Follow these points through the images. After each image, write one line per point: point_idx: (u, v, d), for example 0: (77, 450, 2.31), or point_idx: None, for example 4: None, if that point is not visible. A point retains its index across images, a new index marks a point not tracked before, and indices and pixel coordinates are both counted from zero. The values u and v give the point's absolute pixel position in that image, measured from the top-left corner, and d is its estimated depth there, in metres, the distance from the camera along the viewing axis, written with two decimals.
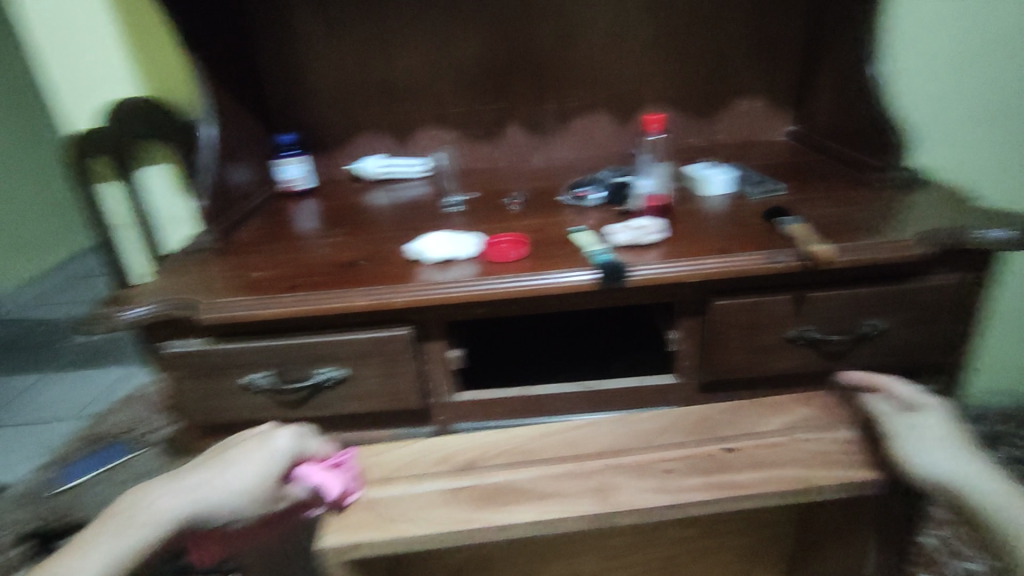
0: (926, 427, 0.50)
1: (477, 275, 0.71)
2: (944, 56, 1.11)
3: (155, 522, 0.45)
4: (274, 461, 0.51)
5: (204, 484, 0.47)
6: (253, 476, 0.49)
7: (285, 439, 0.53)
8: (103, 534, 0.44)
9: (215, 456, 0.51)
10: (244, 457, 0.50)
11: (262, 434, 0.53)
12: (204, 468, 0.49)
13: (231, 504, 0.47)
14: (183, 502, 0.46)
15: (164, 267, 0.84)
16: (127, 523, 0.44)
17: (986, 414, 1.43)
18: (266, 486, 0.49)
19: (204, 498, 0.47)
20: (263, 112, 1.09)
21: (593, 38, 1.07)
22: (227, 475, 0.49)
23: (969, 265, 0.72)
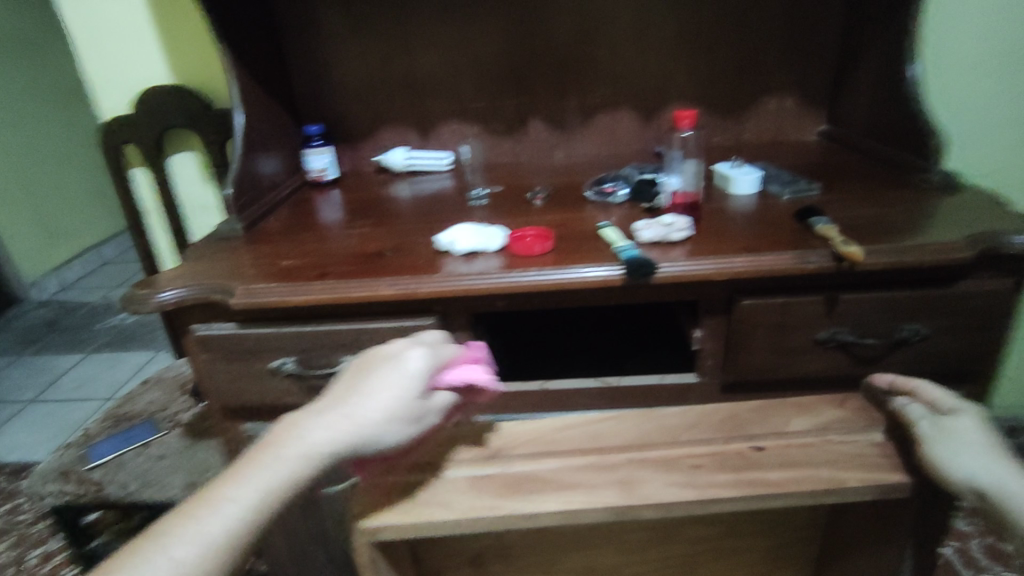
0: (959, 430, 0.50)
1: (503, 268, 0.71)
2: (980, 58, 1.08)
3: (305, 455, 0.44)
4: (413, 382, 0.48)
5: (347, 415, 0.46)
6: (396, 399, 0.47)
7: (419, 359, 0.50)
8: (257, 464, 0.43)
9: (352, 381, 0.49)
10: (381, 383, 0.48)
11: (393, 355, 0.50)
12: (344, 397, 0.47)
13: (377, 431, 0.46)
14: (327, 433, 0.45)
15: (195, 252, 0.85)
16: (277, 455, 0.44)
17: (1009, 425, 1.41)
18: (409, 407, 0.48)
19: (348, 428, 0.45)
20: (292, 102, 1.10)
21: (622, 34, 1.07)
22: (366, 404, 0.46)
23: (1007, 271, 0.71)
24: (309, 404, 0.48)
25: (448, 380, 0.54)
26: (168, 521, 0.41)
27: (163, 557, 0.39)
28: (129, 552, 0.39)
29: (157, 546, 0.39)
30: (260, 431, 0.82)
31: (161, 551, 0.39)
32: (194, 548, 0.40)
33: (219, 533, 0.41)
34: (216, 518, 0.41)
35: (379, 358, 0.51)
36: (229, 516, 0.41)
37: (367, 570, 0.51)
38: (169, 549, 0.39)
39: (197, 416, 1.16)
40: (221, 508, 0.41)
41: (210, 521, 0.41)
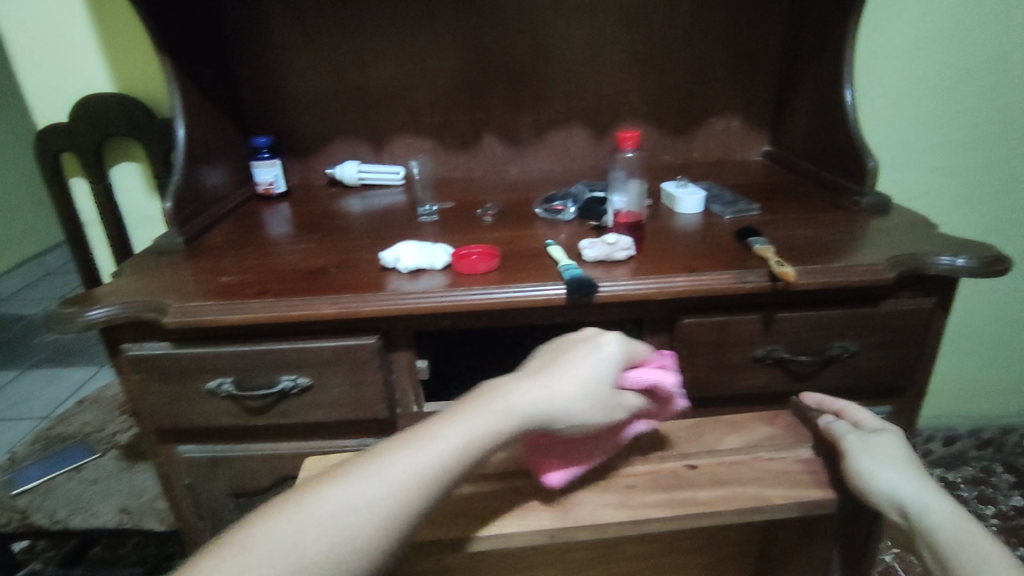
0: (882, 446, 0.53)
1: (447, 286, 0.71)
2: (911, 85, 1.14)
3: (508, 415, 0.45)
4: (604, 371, 0.50)
5: (544, 389, 0.47)
6: (590, 382, 0.49)
7: (612, 347, 0.51)
8: (462, 412, 0.45)
9: (549, 360, 0.51)
10: (579, 362, 0.49)
11: (587, 340, 0.52)
12: (542, 371, 0.49)
13: (572, 405, 0.47)
14: (527, 398, 0.46)
15: (131, 267, 0.82)
16: (481, 408, 0.45)
17: (945, 434, 1.47)
18: (602, 390, 0.49)
19: (544, 400, 0.46)
20: (240, 113, 1.08)
21: (574, 53, 1.08)
22: (563, 377, 0.48)
23: (931, 290, 0.74)
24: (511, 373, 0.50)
25: (634, 378, 0.52)
26: (382, 450, 0.44)
27: (381, 480, 0.41)
28: (352, 472, 0.42)
29: (377, 466, 0.42)
30: (197, 453, 0.79)
31: (378, 473, 0.42)
32: (405, 476, 0.42)
33: (426, 465, 0.42)
34: (426, 452, 0.43)
35: (573, 344, 0.52)
36: (433, 452, 0.43)
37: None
38: (383, 472, 0.42)
39: (136, 436, 1.11)
40: (432, 445, 0.43)
41: (422, 452, 0.43)
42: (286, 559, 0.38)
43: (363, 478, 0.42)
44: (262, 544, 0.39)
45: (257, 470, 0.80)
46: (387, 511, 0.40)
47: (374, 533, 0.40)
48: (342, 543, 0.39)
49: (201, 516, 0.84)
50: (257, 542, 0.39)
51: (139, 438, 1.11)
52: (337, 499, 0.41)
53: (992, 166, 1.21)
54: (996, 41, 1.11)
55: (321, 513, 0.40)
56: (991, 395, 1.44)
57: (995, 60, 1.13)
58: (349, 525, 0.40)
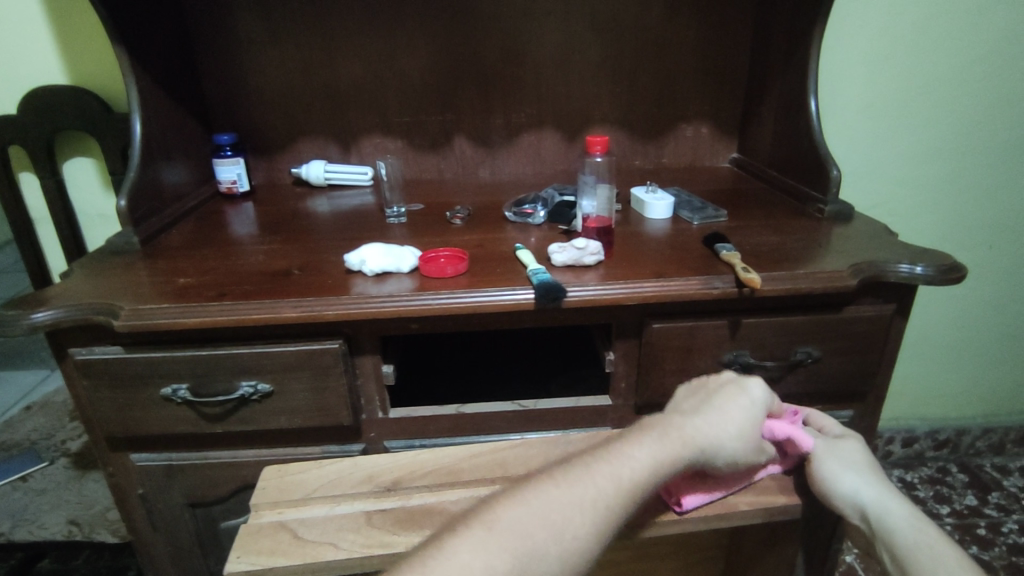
0: (845, 450, 0.54)
1: (414, 290, 0.69)
2: (872, 96, 1.17)
3: (685, 445, 0.49)
4: (760, 410, 0.53)
5: (712, 423, 0.51)
6: (747, 420, 0.52)
7: (759, 390, 0.54)
8: (646, 436, 0.49)
9: (703, 395, 0.54)
10: (736, 401, 0.53)
11: (734, 380, 0.56)
12: (706, 405, 0.53)
13: (735, 441, 0.51)
14: (701, 430, 0.50)
15: (83, 267, 0.79)
16: (662, 434, 0.49)
17: (904, 435, 1.51)
18: (757, 428, 0.53)
19: (714, 432, 0.50)
20: (202, 110, 1.05)
21: (545, 56, 1.08)
22: (726, 414, 0.52)
23: (891, 297, 0.76)
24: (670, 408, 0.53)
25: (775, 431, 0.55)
26: (581, 462, 0.48)
27: (590, 489, 0.45)
28: (559, 478, 0.46)
29: (582, 475, 0.46)
30: (151, 462, 0.76)
31: (584, 483, 0.46)
32: (610, 489, 0.45)
33: (626, 480, 0.46)
34: (617, 473, 0.46)
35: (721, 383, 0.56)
36: (629, 470, 0.47)
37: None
38: (588, 480, 0.46)
39: (87, 444, 1.07)
40: (628, 462, 0.47)
41: (622, 467, 0.47)
42: (519, 549, 0.41)
43: (574, 485, 0.46)
44: (497, 531, 0.42)
45: (215, 479, 0.77)
46: (599, 516, 0.44)
47: (590, 537, 0.44)
48: (564, 541, 0.43)
49: (155, 527, 0.81)
50: (493, 528, 0.43)
51: (90, 445, 1.06)
52: (554, 500, 0.44)
53: (949, 176, 1.24)
54: (952, 55, 1.15)
55: (543, 511, 0.44)
56: (947, 398, 1.49)
57: (952, 73, 1.16)
58: (569, 525, 0.43)
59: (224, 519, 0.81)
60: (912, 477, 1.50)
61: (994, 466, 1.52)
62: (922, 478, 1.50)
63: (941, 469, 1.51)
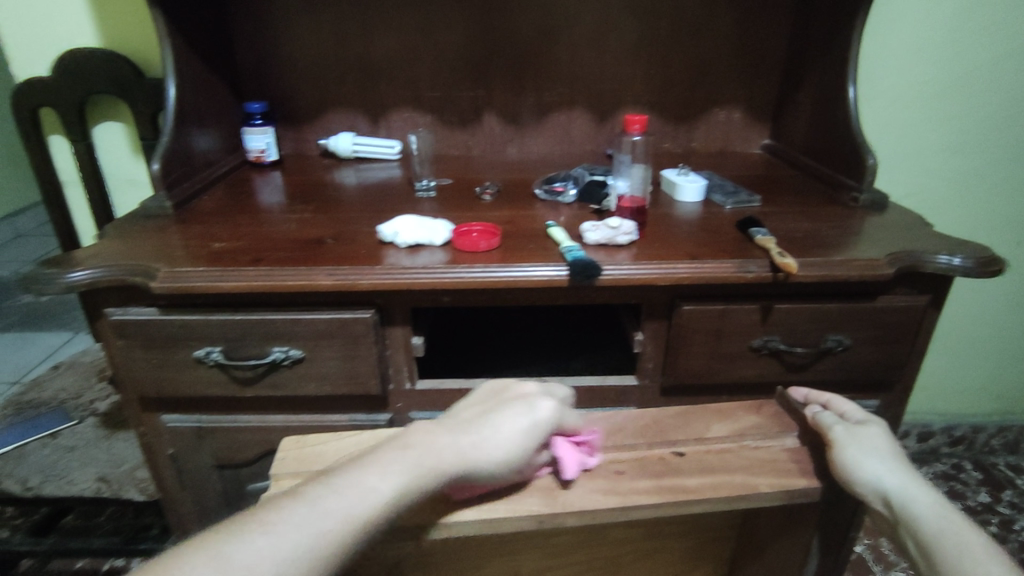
0: (866, 436, 0.52)
1: (448, 263, 0.70)
2: (912, 85, 1.15)
3: (440, 469, 0.46)
4: (540, 432, 0.51)
5: (477, 445, 0.48)
6: (521, 442, 0.49)
7: (547, 412, 0.52)
8: (399, 460, 0.46)
9: (483, 412, 0.52)
10: (515, 422, 0.50)
11: (528, 398, 0.54)
12: (478, 424, 0.50)
13: (499, 466, 0.48)
14: (464, 453, 0.47)
15: (116, 230, 0.79)
16: (415, 457, 0.46)
17: (920, 430, 1.50)
18: (533, 452, 0.50)
19: (474, 455, 0.47)
20: (234, 78, 1.04)
21: (579, 34, 1.07)
22: (498, 434, 0.49)
23: (925, 288, 0.75)
24: (442, 420, 0.50)
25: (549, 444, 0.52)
26: (310, 490, 0.44)
27: (310, 527, 0.42)
28: (273, 519, 0.42)
29: (309, 509, 0.42)
30: (181, 423, 0.77)
31: (311, 518, 0.42)
32: (333, 527, 0.42)
33: (359, 512, 0.43)
34: (350, 502, 0.43)
35: (512, 400, 0.54)
36: (368, 499, 0.43)
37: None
38: (314, 516, 0.42)
39: (115, 405, 1.09)
40: (367, 493, 0.44)
41: (361, 496, 0.43)
42: None
43: (294, 522, 0.42)
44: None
45: (243, 442, 0.78)
46: (314, 562, 0.41)
47: None
48: None
49: (183, 487, 0.82)
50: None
51: (118, 407, 1.09)
52: (257, 550, 0.40)
53: (986, 170, 1.22)
54: (999, 45, 1.12)
55: (249, 556, 0.40)
56: (964, 394, 1.48)
57: (997, 64, 1.13)
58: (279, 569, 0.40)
59: (251, 482, 0.83)
60: (926, 472, 1.50)
61: (1008, 465, 1.51)
62: (936, 474, 1.50)
63: (955, 466, 1.51)
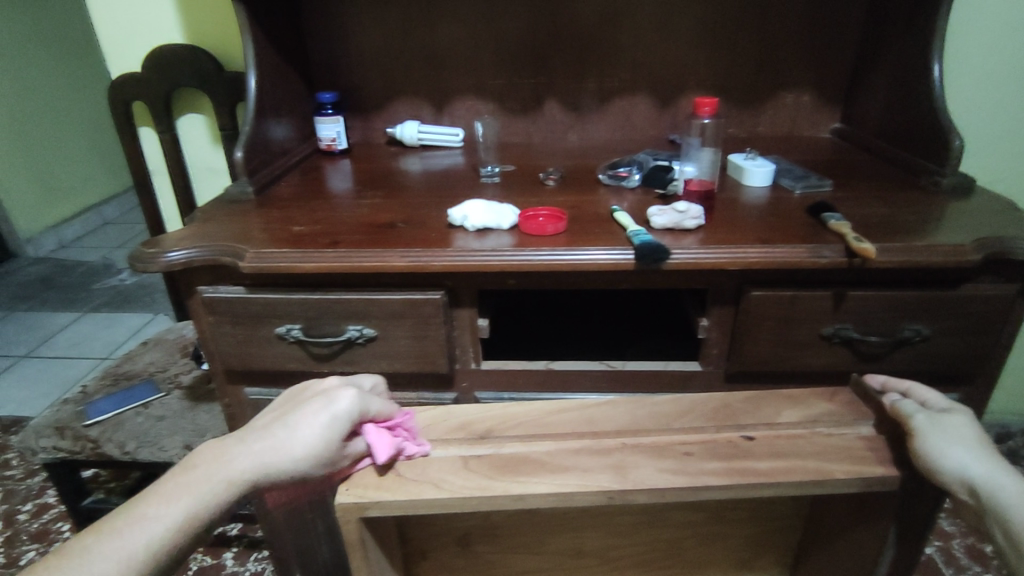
0: (951, 424, 0.51)
1: (515, 246, 0.71)
2: (1001, 63, 1.08)
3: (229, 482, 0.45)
4: (342, 422, 0.49)
5: (268, 448, 0.46)
6: (322, 437, 0.48)
7: (347, 401, 0.50)
8: (184, 484, 0.44)
9: (280, 414, 0.50)
10: (309, 417, 0.48)
11: (328, 391, 0.51)
12: (272, 428, 0.48)
13: (296, 465, 0.46)
14: (255, 459, 0.46)
15: (204, 214, 0.85)
16: (198, 478, 0.45)
17: (998, 431, 1.43)
18: (337, 444, 0.48)
19: (266, 459, 0.46)
20: (307, 69, 1.09)
21: (644, 18, 1.05)
22: (292, 435, 0.47)
23: (1014, 278, 0.71)
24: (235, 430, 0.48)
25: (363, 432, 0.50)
26: (77, 541, 0.41)
27: None
28: None
29: (81, 555, 0.40)
30: (262, 396, 0.82)
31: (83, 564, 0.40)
32: (113, 569, 0.40)
33: (140, 550, 0.41)
34: (129, 541, 0.41)
35: (312, 395, 0.52)
36: (151, 530, 0.42)
37: (355, 545, 0.50)
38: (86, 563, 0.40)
39: (198, 379, 1.17)
40: (146, 525, 0.42)
41: (140, 532, 0.42)
42: None
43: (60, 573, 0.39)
44: None
45: None
46: None
47: None
48: None
49: None
50: None
51: (201, 380, 1.16)
52: None
53: None
54: None
55: None
56: None
57: None
58: None
59: None
60: None
61: None
62: None
63: None
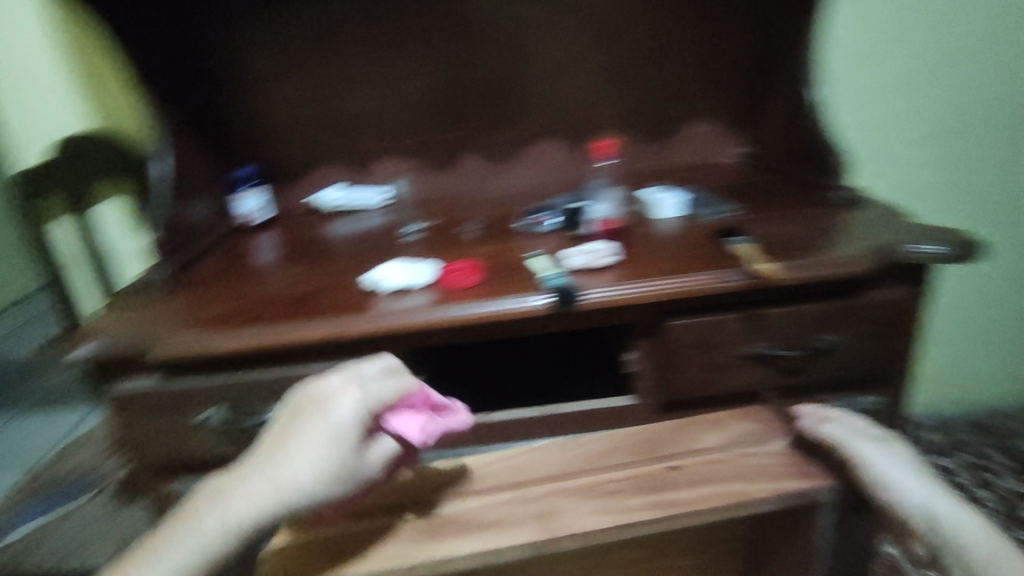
0: (895, 451, 0.49)
1: (433, 303, 0.72)
2: (876, 82, 1.18)
3: (235, 524, 0.40)
4: (345, 436, 0.48)
5: (276, 479, 0.43)
6: (332, 458, 0.46)
7: (347, 414, 0.50)
8: (181, 538, 0.40)
9: (277, 440, 0.47)
10: (312, 440, 0.46)
11: (321, 405, 0.50)
12: (274, 455, 0.45)
13: (309, 488, 0.44)
14: (262, 494, 0.42)
15: (117, 303, 0.82)
16: (195, 528, 0.40)
17: (936, 421, 1.48)
18: (349, 461, 0.47)
19: (277, 490, 0.43)
20: (221, 146, 1.09)
21: (546, 69, 1.11)
22: (298, 462, 0.45)
23: (908, 279, 0.76)
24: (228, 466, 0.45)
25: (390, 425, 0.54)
26: None
27: None
28: None
29: None
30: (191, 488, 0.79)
31: None
32: None
33: None
34: None
35: (301, 409, 0.49)
36: None
37: None
38: None
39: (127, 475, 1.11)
40: None
41: None
42: None
43: None
44: None
45: None
46: None
47: None
48: None
49: None
50: None
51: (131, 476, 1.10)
52: None
53: (961, 155, 1.24)
54: (953, 37, 1.16)
55: None
56: (975, 379, 1.47)
57: (954, 55, 1.17)
58: None
59: None
60: None
61: None
62: None
63: None
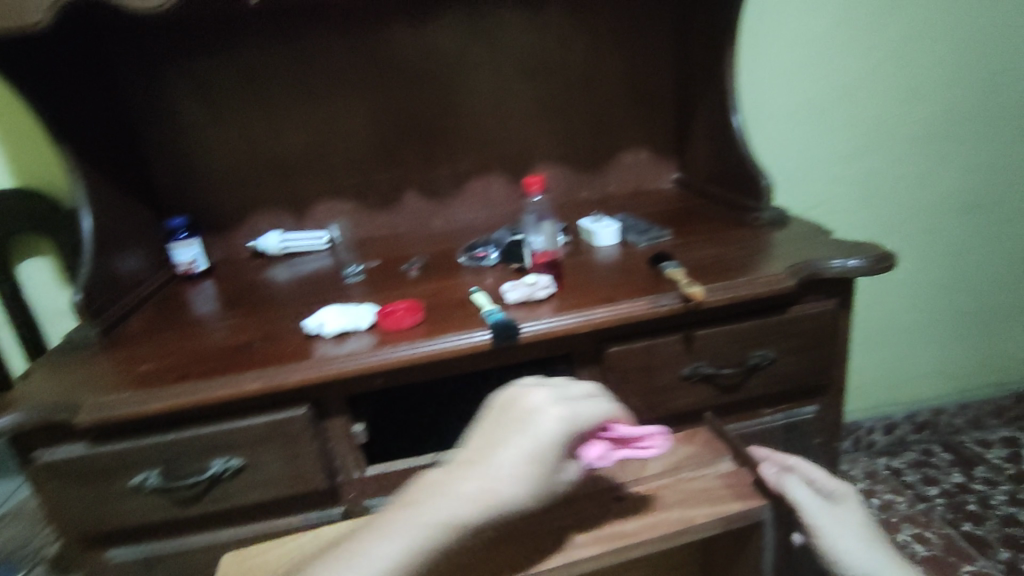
0: (840, 513, 0.59)
1: (374, 346, 0.71)
2: (795, 105, 1.25)
3: (449, 525, 0.47)
4: (546, 453, 0.50)
5: (486, 488, 0.48)
6: (533, 473, 0.50)
7: (552, 430, 0.51)
8: (409, 524, 0.47)
9: (490, 445, 0.52)
10: (518, 452, 0.50)
11: (530, 416, 0.52)
12: (485, 461, 0.50)
13: (512, 500, 0.49)
14: (472, 501, 0.48)
15: (42, 367, 0.78)
16: (417, 516, 0.48)
17: (883, 423, 1.53)
18: (548, 477, 0.50)
19: (486, 500, 0.48)
20: (154, 197, 1.07)
21: (481, 106, 1.13)
22: (504, 473, 0.49)
23: (832, 292, 0.79)
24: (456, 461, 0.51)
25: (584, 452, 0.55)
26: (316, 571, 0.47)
27: None
28: None
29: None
30: (127, 556, 0.75)
31: None
32: None
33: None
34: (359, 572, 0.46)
35: (518, 417, 0.53)
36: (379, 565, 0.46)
37: None
38: None
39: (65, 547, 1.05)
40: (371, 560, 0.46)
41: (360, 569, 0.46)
42: None
43: None
44: None
45: (193, 565, 0.76)
46: None
47: None
48: None
49: None
50: None
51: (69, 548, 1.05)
52: None
53: (879, 170, 1.32)
54: (860, 62, 1.24)
55: None
56: (915, 380, 1.53)
57: (863, 78, 1.25)
58: None
59: None
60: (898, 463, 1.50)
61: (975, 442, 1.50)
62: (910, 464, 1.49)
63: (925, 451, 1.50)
